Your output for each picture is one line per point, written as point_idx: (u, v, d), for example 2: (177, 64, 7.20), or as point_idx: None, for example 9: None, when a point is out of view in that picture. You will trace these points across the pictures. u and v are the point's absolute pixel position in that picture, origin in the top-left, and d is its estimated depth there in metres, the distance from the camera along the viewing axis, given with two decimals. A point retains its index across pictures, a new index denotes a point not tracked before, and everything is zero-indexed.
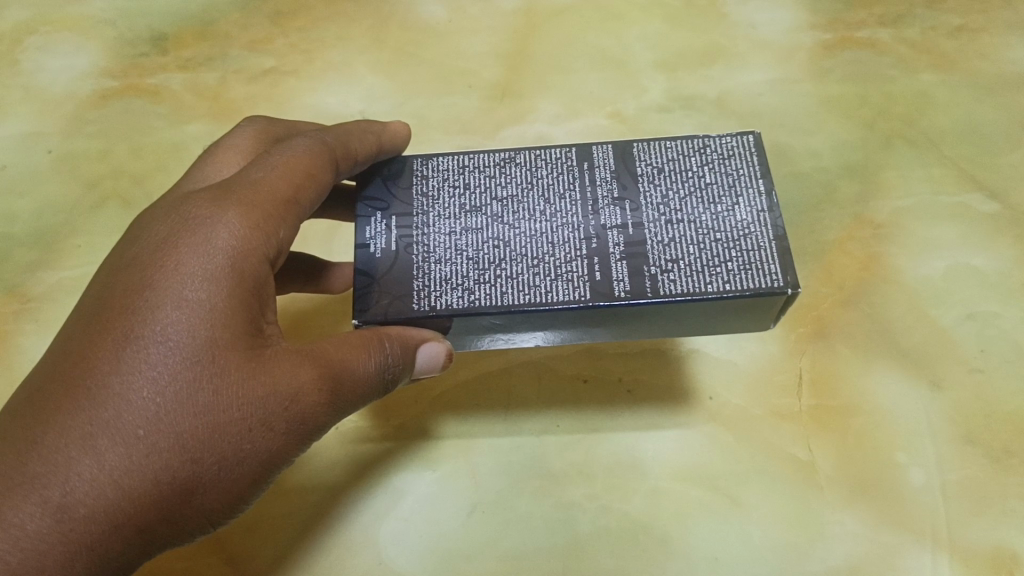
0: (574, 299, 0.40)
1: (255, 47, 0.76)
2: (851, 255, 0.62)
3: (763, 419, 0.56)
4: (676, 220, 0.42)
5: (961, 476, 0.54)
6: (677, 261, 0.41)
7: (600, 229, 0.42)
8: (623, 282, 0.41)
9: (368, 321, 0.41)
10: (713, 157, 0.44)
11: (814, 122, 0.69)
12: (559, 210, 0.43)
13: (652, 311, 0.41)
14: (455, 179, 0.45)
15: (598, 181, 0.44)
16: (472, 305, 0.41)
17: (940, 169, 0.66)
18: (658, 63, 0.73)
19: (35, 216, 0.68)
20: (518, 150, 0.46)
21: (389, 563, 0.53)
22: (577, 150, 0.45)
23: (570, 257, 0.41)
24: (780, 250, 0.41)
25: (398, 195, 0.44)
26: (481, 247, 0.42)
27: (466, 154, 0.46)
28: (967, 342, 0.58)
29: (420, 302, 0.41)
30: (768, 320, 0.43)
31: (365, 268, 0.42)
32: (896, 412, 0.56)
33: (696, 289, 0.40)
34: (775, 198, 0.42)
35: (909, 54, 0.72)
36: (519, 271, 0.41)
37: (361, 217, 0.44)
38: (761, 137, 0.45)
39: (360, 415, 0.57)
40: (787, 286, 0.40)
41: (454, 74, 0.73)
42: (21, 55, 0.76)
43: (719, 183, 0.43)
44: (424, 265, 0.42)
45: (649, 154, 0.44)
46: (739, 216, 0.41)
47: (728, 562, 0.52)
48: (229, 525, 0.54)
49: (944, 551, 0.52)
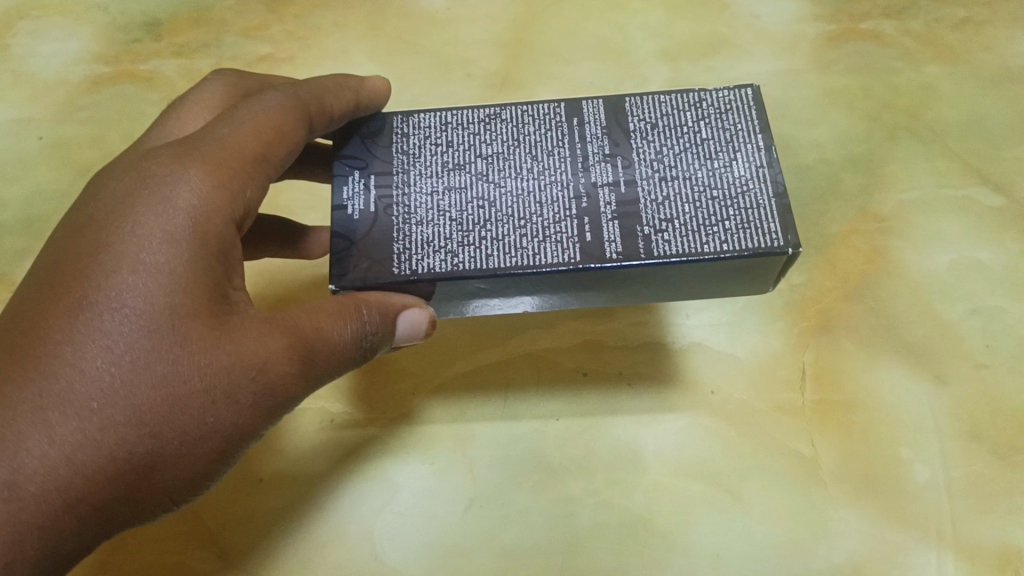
0: (563, 262, 0.40)
1: (250, 33, 0.74)
2: (855, 248, 0.61)
3: (765, 414, 0.55)
4: (670, 177, 0.41)
5: (966, 472, 0.53)
6: (672, 220, 0.40)
7: (591, 187, 0.41)
8: (615, 243, 0.40)
9: (343, 285, 0.41)
10: (709, 113, 0.43)
11: (817, 113, 0.68)
12: (546, 168, 0.42)
13: (643, 274, 0.41)
14: (439, 136, 0.44)
15: (589, 139, 0.43)
16: (456, 268, 0.40)
17: (945, 162, 0.65)
18: (660, 52, 0.73)
19: (26, 201, 0.67)
20: (504, 107, 0.45)
21: (384, 559, 0.52)
22: (566, 105, 0.45)
23: (559, 217, 0.41)
24: (780, 208, 0.40)
25: (378, 153, 0.44)
26: (465, 206, 0.41)
27: (450, 110, 0.45)
28: (973, 337, 0.57)
29: (401, 265, 0.41)
30: (768, 282, 0.43)
31: (344, 229, 0.41)
32: (899, 406, 0.55)
33: (693, 250, 0.39)
34: (774, 153, 0.41)
35: (913, 46, 0.71)
36: (505, 231, 0.41)
37: (337, 175, 0.43)
38: (759, 91, 0.44)
39: (353, 407, 0.56)
40: (787, 246, 0.39)
41: (453, 62, 0.73)
42: (12, 39, 0.75)
43: (715, 139, 0.42)
44: (405, 226, 0.41)
45: (642, 109, 0.44)
46: (737, 172, 0.41)
47: (729, 559, 0.51)
48: (222, 519, 0.53)
49: (948, 549, 0.51)
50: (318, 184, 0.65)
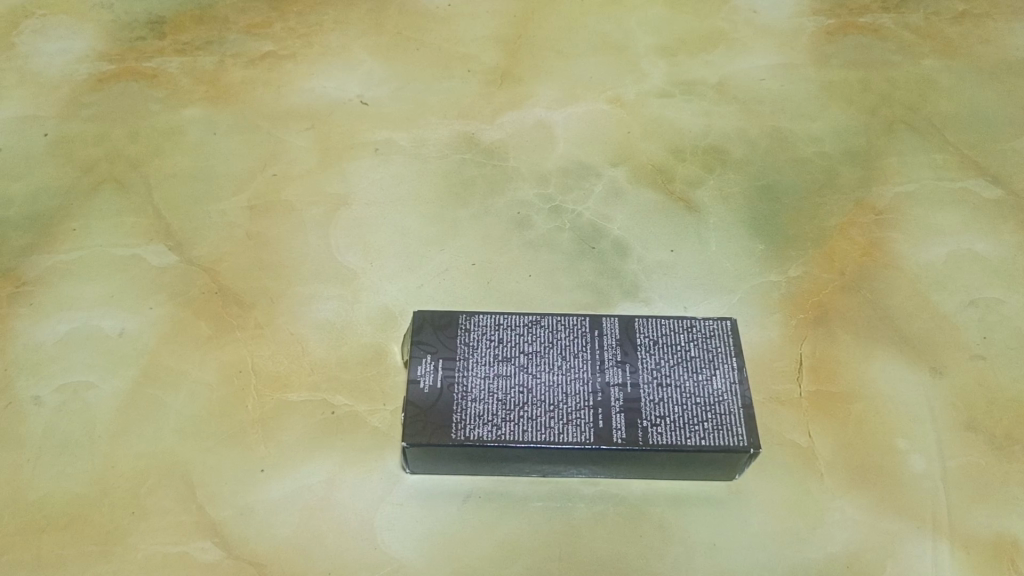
0: (582, 440, 0.49)
1: (253, 31, 0.76)
2: (852, 240, 0.62)
3: (762, 405, 0.55)
4: (666, 383, 0.51)
5: (962, 462, 0.53)
6: (665, 417, 0.50)
7: (605, 385, 0.51)
8: (621, 431, 0.49)
9: (414, 442, 0.49)
10: (698, 335, 0.53)
11: (814, 107, 0.70)
12: (573, 365, 0.52)
13: (640, 458, 0.50)
14: (492, 334, 0.53)
15: (606, 347, 0.53)
16: (501, 438, 0.49)
17: (943, 155, 0.67)
18: (657, 48, 0.74)
19: (31, 198, 0.65)
20: (544, 315, 0.55)
21: (383, 548, 0.51)
22: (590, 319, 0.54)
23: (580, 406, 0.50)
24: (747, 416, 0.50)
25: (444, 341, 0.53)
26: (509, 391, 0.51)
27: (502, 313, 0.55)
28: (969, 328, 0.58)
29: (456, 432, 0.49)
30: (734, 473, 0.52)
31: (415, 400, 0.50)
32: (896, 396, 0.55)
33: (678, 443, 0.49)
34: (746, 372, 0.51)
35: (912, 39, 0.74)
36: (537, 413, 0.50)
37: (414, 356, 0.52)
38: (737, 322, 0.54)
39: (354, 399, 0.56)
40: (750, 446, 0.49)
41: (453, 59, 0.73)
42: (17, 38, 0.76)
43: (701, 356, 0.52)
44: (463, 402, 0.50)
45: (648, 327, 0.53)
46: (716, 385, 0.51)
47: (728, 549, 0.51)
48: (224, 510, 0.52)
49: (945, 539, 0.51)
50: (320, 181, 0.66)
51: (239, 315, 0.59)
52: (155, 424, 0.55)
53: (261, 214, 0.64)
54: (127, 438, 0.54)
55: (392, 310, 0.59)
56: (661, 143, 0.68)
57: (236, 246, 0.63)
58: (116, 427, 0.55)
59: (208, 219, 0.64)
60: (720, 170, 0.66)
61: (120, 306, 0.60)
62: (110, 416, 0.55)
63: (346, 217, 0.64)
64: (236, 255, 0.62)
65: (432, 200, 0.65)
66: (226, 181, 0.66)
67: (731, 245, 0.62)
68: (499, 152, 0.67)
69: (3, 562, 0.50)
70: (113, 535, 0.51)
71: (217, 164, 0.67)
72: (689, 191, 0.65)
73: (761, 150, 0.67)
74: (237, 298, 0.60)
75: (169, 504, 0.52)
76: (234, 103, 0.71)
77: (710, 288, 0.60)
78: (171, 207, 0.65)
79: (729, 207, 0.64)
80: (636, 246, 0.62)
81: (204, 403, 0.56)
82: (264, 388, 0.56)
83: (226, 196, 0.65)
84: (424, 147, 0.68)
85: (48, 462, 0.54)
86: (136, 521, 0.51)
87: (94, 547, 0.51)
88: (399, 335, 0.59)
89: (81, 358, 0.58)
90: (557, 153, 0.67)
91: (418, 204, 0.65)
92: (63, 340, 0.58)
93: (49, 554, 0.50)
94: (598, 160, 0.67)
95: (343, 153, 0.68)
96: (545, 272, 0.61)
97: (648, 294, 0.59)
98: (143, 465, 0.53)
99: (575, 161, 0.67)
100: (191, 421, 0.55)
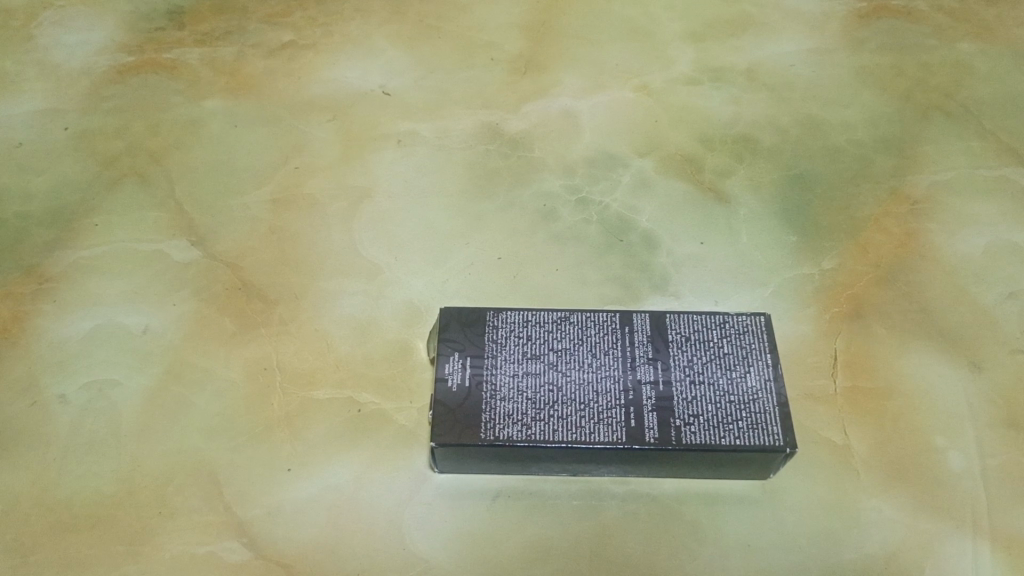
0: (613, 440, 0.48)
1: (273, 20, 0.75)
2: (887, 231, 0.61)
3: (796, 401, 0.54)
4: (699, 380, 0.50)
5: (1003, 461, 0.52)
6: (699, 416, 0.49)
7: (636, 383, 0.50)
8: (653, 430, 0.48)
9: (442, 442, 0.48)
10: (732, 331, 0.52)
11: (846, 94, 0.68)
12: (603, 363, 0.51)
13: (673, 458, 0.49)
14: (520, 331, 0.52)
15: (637, 344, 0.52)
16: (530, 438, 0.48)
17: (980, 142, 0.65)
18: (685, 34, 0.73)
19: (53, 193, 0.65)
20: (573, 310, 0.53)
21: (413, 548, 0.50)
22: (621, 315, 0.53)
23: (611, 404, 0.49)
24: (782, 415, 0.49)
25: (472, 338, 0.52)
26: (539, 389, 0.50)
27: (530, 309, 0.54)
28: (1009, 321, 0.57)
29: (486, 432, 0.49)
30: (767, 472, 0.51)
31: (443, 399, 0.49)
32: (934, 393, 0.54)
33: (711, 443, 0.48)
34: (781, 370, 0.50)
35: (946, 22, 0.73)
36: (568, 412, 0.49)
37: (441, 353, 0.51)
38: (771, 317, 0.53)
39: (380, 396, 0.55)
40: (786, 445, 0.48)
41: (476, 47, 0.72)
42: (35, 31, 0.75)
43: (735, 353, 0.51)
44: (492, 401, 0.49)
45: (680, 323, 0.52)
46: (750, 383, 0.50)
47: (763, 550, 0.50)
48: (250, 513, 0.51)
49: (986, 540, 0.49)
50: (342, 174, 0.65)
51: (263, 311, 0.59)
52: (180, 422, 0.54)
53: (283, 208, 0.64)
54: (153, 438, 0.54)
55: (418, 305, 0.59)
56: (689, 133, 0.66)
57: (260, 241, 0.62)
58: (141, 426, 0.54)
59: (231, 213, 0.63)
60: (750, 159, 0.65)
61: (144, 302, 0.59)
62: (137, 414, 0.55)
63: (370, 210, 0.63)
64: (259, 250, 0.61)
65: (457, 192, 0.64)
66: (248, 175, 0.65)
67: (762, 237, 0.61)
68: (525, 142, 0.66)
69: (32, 563, 0.50)
70: (140, 535, 0.51)
71: (239, 157, 0.66)
72: (719, 181, 0.64)
73: (793, 138, 0.66)
74: (260, 294, 0.60)
75: (195, 505, 0.52)
76: (254, 95, 0.70)
77: (741, 282, 0.59)
78: (193, 201, 0.64)
79: (760, 197, 0.63)
80: (665, 239, 0.61)
81: (229, 401, 0.55)
82: (289, 385, 0.56)
83: (248, 189, 0.65)
84: (448, 139, 0.67)
85: (73, 462, 0.53)
86: (163, 522, 0.51)
87: (121, 547, 0.50)
88: (425, 331, 0.58)
89: (105, 356, 0.57)
90: (583, 143, 0.66)
91: (443, 197, 0.64)
92: (87, 338, 0.58)
93: (77, 555, 0.50)
94: (625, 150, 0.65)
95: (366, 145, 0.67)
96: (572, 266, 0.60)
97: (677, 289, 0.58)
98: (169, 463, 0.53)
99: (602, 151, 0.65)
100: (216, 419, 0.55)
